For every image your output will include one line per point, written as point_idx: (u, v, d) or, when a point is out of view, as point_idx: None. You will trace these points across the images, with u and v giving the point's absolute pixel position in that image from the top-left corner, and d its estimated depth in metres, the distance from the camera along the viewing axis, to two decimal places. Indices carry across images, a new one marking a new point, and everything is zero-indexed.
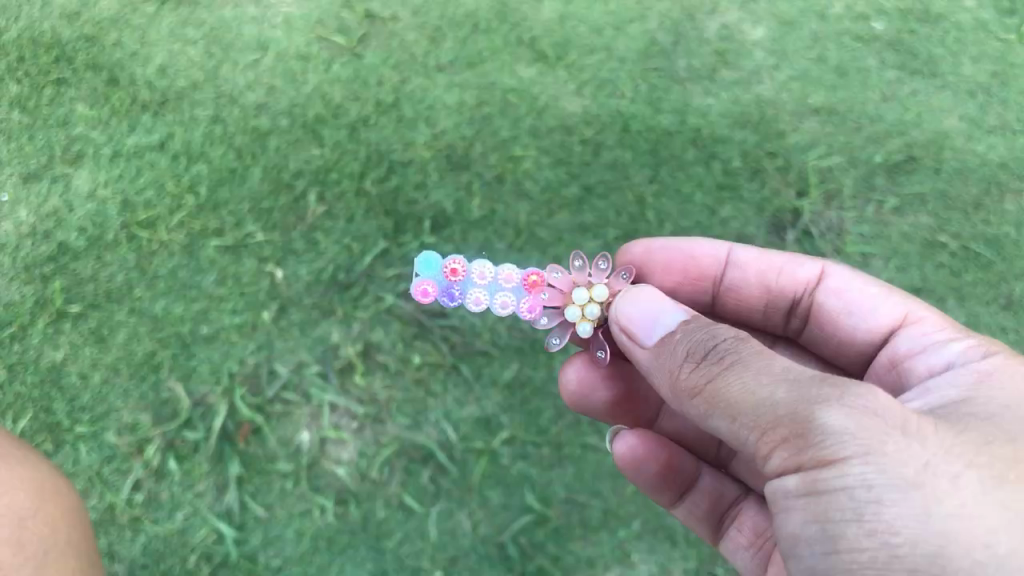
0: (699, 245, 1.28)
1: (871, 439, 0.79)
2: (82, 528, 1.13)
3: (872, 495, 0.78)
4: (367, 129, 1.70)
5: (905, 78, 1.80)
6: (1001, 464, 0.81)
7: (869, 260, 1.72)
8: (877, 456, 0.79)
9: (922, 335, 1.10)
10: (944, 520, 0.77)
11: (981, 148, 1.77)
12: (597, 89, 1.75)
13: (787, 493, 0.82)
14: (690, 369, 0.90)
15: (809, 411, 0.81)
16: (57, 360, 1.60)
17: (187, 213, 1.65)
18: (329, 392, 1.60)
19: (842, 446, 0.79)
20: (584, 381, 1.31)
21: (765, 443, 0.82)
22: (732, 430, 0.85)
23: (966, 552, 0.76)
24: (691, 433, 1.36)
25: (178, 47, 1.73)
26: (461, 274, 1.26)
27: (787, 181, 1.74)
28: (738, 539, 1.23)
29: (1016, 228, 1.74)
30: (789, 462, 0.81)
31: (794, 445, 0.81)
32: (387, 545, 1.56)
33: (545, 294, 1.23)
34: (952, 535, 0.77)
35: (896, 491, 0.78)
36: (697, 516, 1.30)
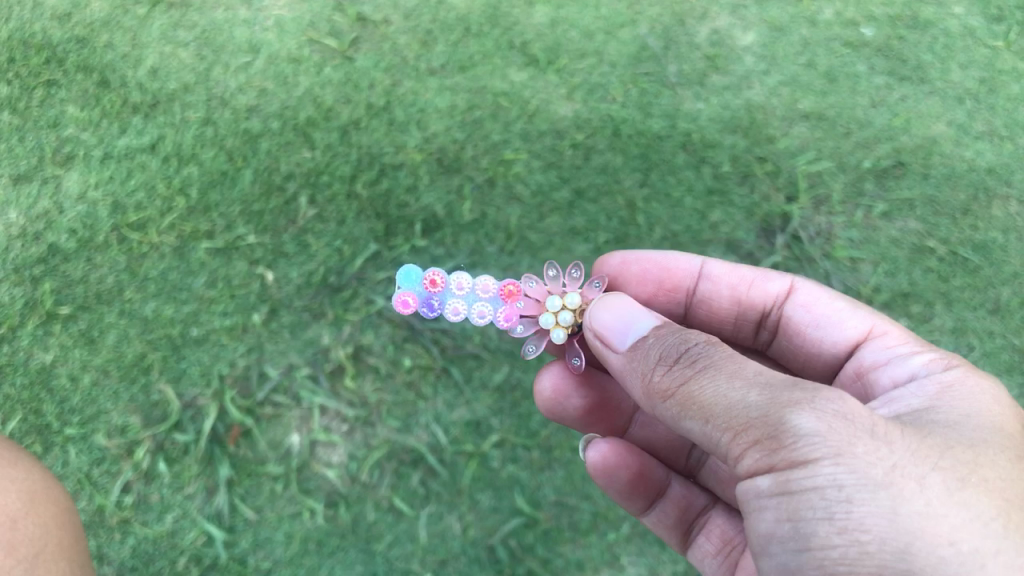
0: (674, 258, 1.30)
1: (841, 440, 0.80)
2: (72, 530, 1.13)
3: (842, 495, 0.79)
4: (358, 132, 1.70)
5: (894, 84, 1.81)
6: (965, 467, 0.82)
7: (858, 264, 1.72)
8: (847, 457, 0.79)
9: (886, 348, 1.10)
10: (912, 519, 0.77)
11: (970, 154, 1.77)
12: (588, 93, 1.76)
13: (760, 493, 0.83)
14: (664, 372, 0.91)
15: (780, 413, 0.81)
16: (47, 361, 1.59)
17: (178, 216, 1.66)
18: (319, 394, 1.60)
19: (813, 448, 0.79)
20: (558, 390, 1.32)
21: (738, 445, 0.83)
22: (705, 431, 0.86)
23: (932, 550, 0.76)
24: (662, 442, 1.37)
25: (169, 49, 1.74)
26: (440, 285, 1.27)
27: (777, 185, 1.75)
28: (706, 548, 1.25)
29: (1004, 233, 1.74)
30: (760, 463, 0.82)
31: (766, 447, 0.81)
32: (377, 548, 1.56)
33: (521, 303, 1.23)
34: (919, 532, 0.77)
35: (866, 491, 0.78)
36: (666, 525, 1.31)
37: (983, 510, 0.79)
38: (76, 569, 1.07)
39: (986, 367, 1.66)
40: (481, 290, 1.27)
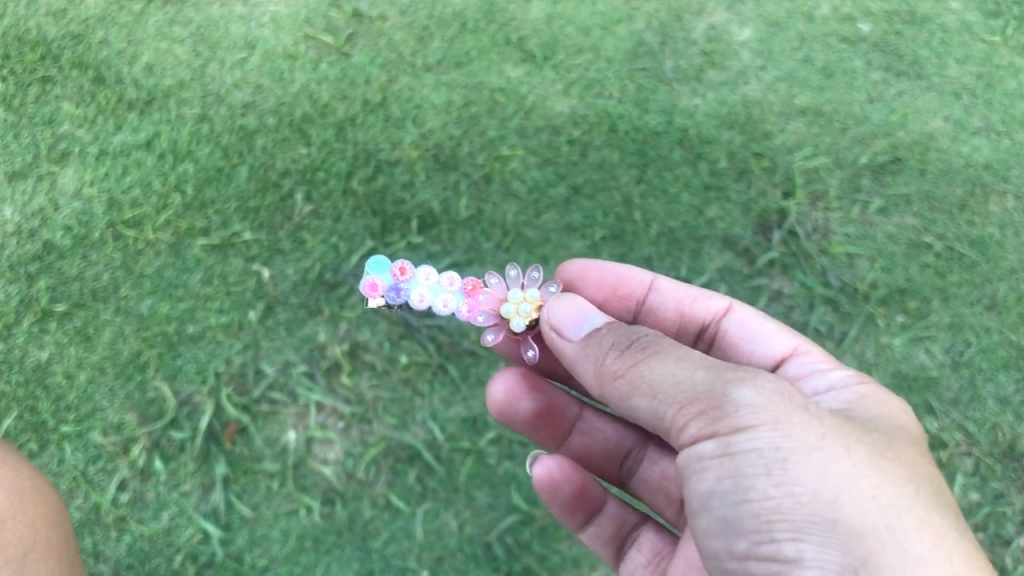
0: (630, 269, 1.34)
1: (776, 411, 0.91)
2: (62, 529, 1.12)
3: (779, 455, 0.89)
4: (354, 129, 1.70)
5: (891, 80, 1.81)
6: (877, 442, 0.94)
7: (855, 260, 1.72)
8: (781, 424, 0.90)
9: (808, 363, 1.16)
10: (837, 476, 0.88)
11: (967, 150, 1.77)
12: (585, 89, 1.75)
13: (700, 458, 0.92)
14: (615, 356, 1.02)
15: (723, 388, 0.93)
16: (43, 359, 1.59)
17: (173, 213, 1.65)
18: (316, 391, 1.59)
19: (753, 416, 0.90)
20: (512, 392, 1.33)
21: (685, 415, 0.93)
22: (653, 408, 0.96)
23: (856, 501, 0.87)
24: (599, 455, 1.40)
25: (165, 45, 1.74)
26: (408, 274, 1.28)
27: (774, 181, 1.74)
28: (638, 560, 1.31)
29: (1001, 229, 1.74)
30: (703, 430, 0.92)
31: (710, 416, 0.91)
32: (374, 545, 1.56)
33: (484, 296, 1.25)
34: (844, 487, 0.88)
35: (799, 452, 0.89)
36: (601, 539, 1.36)
37: (894, 474, 0.91)
38: (65, 570, 1.07)
39: (980, 363, 1.67)
40: (446, 284, 1.29)
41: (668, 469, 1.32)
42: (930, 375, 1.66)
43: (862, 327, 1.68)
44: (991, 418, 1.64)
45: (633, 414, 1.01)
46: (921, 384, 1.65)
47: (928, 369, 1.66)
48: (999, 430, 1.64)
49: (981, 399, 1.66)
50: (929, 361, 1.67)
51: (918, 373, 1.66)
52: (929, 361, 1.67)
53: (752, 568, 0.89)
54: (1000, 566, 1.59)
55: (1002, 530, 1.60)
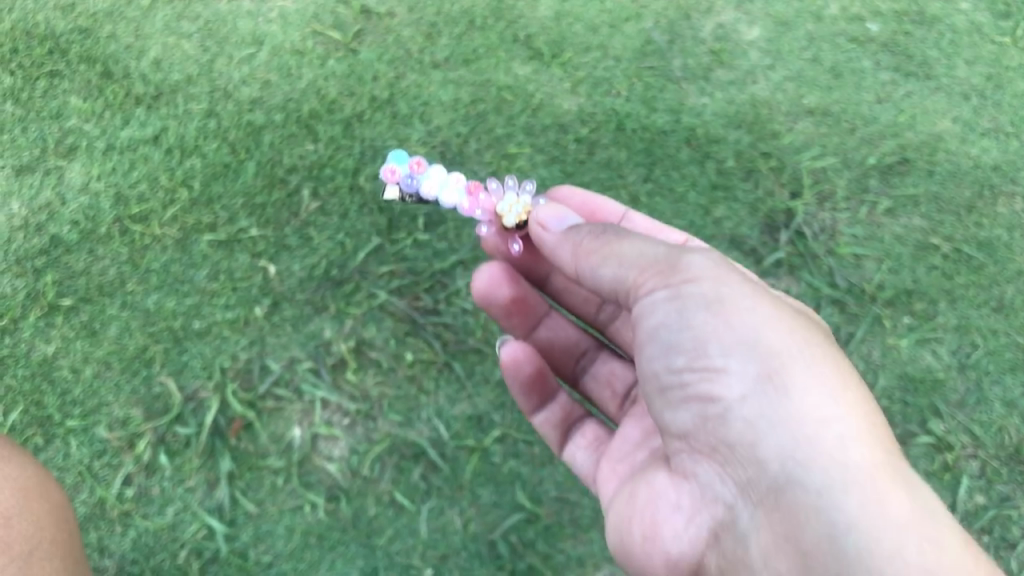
0: (608, 200, 1.46)
1: (719, 270, 1.07)
2: (67, 526, 1.12)
3: (719, 297, 1.05)
4: (361, 125, 1.70)
5: (900, 80, 1.81)
6: (799, 310, 1.11)
7: (862, 261, 1.71)
8: (723, 278, 1.07)
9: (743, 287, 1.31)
10: (765, 316, 1.04)
11: (975, 151, 1.77)
12: (593, 87, 1.76)
13: (653, 305, 1.07)
14: (589, 237, 1.15)
15: (679, 254, 1.09)
16: (49, 354, 1.58)
17: (181, 208, 1.65)
18: (321, 387, 1.58)
19: (699, 271, 1.07)
20: (495, 282, 1.41)
21: (645, 274, 1.08)
22: (617, 274, 1.11)
23: (778, 335, 1.03)
24: (558, 353, 1.48)
25: (173, 40, 1.75)
26: (422, 169, 1.47)
27: (782, 181, 1.74)
28: (580, 443, 1.38)
29: (1009, 231, 1.73)
30: (659, 284, 1.07)
31: (665, 272, 1.07)
32: (379, 543, 1.53)
33: (483, 196, 1.43)
34: (770, 325, 1.03)
35: (736, 297, 1.05)
36: (551, 424, 1.42)
37: (812, 327, 1.07)
38: (70, 568, 1.07)
39: (987, 365, 1.65)
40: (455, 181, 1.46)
41: (617, 372, 1.44)
42: (936, 377, 1.64)
43: (869, 328, 1.66)
44: (998, 421, 1.62)
45: (599, 285, 1.15)
46: (927, 386, 1.64)
47: (934, 371, 1.65)
48: (1005, 433, 1.62)
49: (987, 401, 1.63)
50: (936, 363, 1.65)
51: (924, 375, 1.64)
52: (935, 363, 1.65)
53: (689, 381, 1.03)
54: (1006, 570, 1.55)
55: (1007, 534, 1.57)
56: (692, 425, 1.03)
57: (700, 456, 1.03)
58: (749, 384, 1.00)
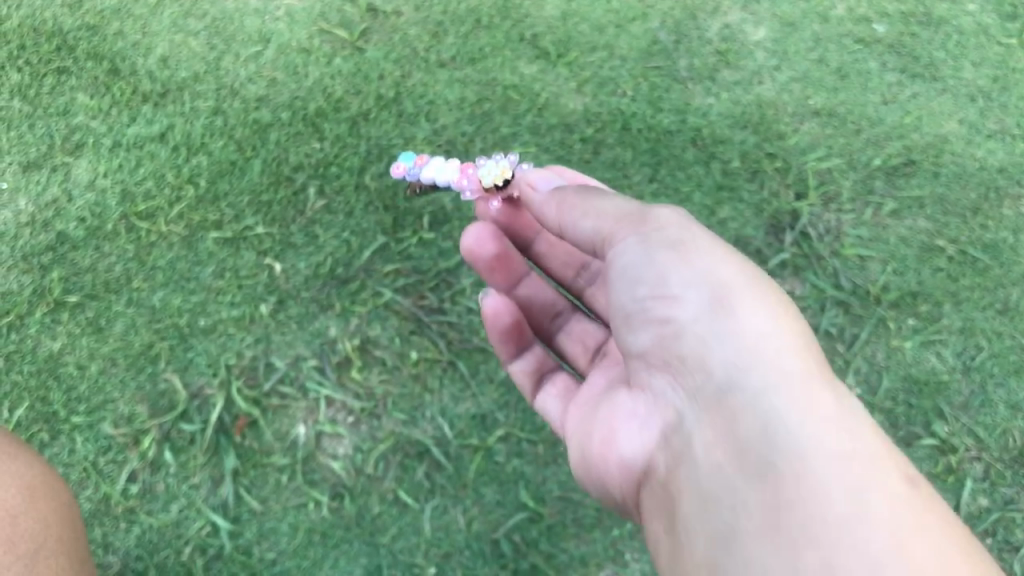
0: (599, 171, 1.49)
1: (688, 219, 1.11)
2: (72, 523, 1.12)
3: (685, 241, 1.08)
4: (367, 123, 1.71)
5: (906, 81, 1.81)
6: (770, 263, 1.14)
7: (867, 262, 1.71)
8: (692, 225, 1.10)
9: None
10: (728, 259, 1.07)
11: (981, 153, 1.77)
12: (598, 87, 1.76)
13: (622, 251, 1.10)
14: (572, 192, 1.18)
15: (650, 207, 1.13)
16: (55, 350, 1.59)
17: (187, 205, 1.66)
18: (326, 385, 1.58)
19: (669, 220, 1.10)
20: (482, 239, 1.43)
21: (615, 221, 1.12)
22: (591, 225, 1.15)
23: (738, 275, 1.06)
24: (537, 311, 1.48)
25: (180, 38, 1.76)
26: (423, 160, 1.59)
27: (787, 182, 1.74)
28: (552, 392, 1.38)
29: (1014, 233, 1.72)
30: (627, 231, 1.10)
31: (634, 220, 1.11)
32: (382, 541, 1.52)
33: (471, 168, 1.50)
34: (732, 268, 1.06)
35: (702, 242, 1.08)
36: (525, 375, 1.42)
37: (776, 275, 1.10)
38: (74, 565, 1.08)
39: (992, 367, 1.64)
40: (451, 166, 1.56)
41: (590, 330, 1.43)
42: (941, 379, 1.64)
43: (873, 330, 1.66)
44: (1003, 424, 1.61)
45: (578, 239, 1.19)
46: (931, 388, 1.63)
47: (938, 373, 1.64)
48: (1010, 436, 1.61)
49: (992, 403, 1.63)
50: (941, 365, 1.65)
51: (929, 377, 1.64)
52: (940, 364, 1.64)
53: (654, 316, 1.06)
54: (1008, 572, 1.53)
55: (1011, 536, 1.56)
56: (654, 354, 1.07)
57: (658, 381, 1.07)
58: (702, 309, 1.03)
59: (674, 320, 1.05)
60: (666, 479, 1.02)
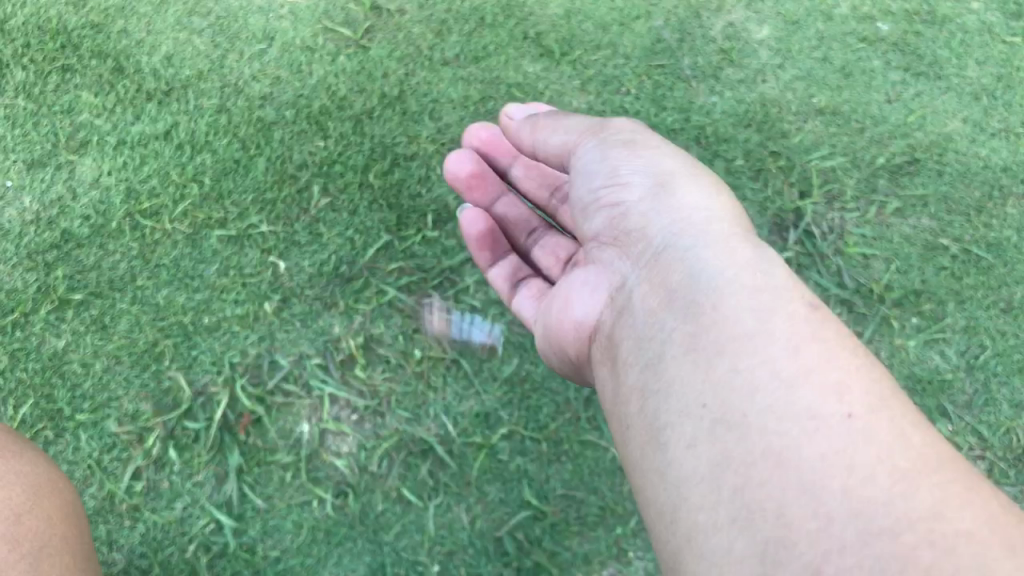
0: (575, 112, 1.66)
1: (644, 133, 1.38)
2: (73, 525, 1.10)
3: (636, 146, 1.35)
4: (371, 121, 1.72)
5: (910, 79, 1.81)
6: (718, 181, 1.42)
7: (870, 261, 1.71)
8: (645, 137, 1.37)
9: None
10: (674, 159, 1.34)
11: (984, 152, 1.77)
12: (602, 85, 1.77)
13: (584, 150, 1.37)
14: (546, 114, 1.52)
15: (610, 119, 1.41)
16: (59, 348, 1.59)
17: (191, 203, 1.66)
18: (330, 383, 1.58)
19: (627, 130, 1.38)
20: (462, 158, 1.63)
21: (581, 133, 1.39)
22: (560, 137, 1.43)
23: (679, 169, 1.33)
24: (509, 227, 1.68)
25: (185, 36, 1.76)
26: None
27: (791, 181, 1.74)
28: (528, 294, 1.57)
29: (1018, 232, 1.72)
30: (590, 137, 1.38)
31: (595, 130, 1.39)
32: (385, 538, 1.52)
33: None
34: (678, 167, 1.33)
35: (652, 148, 1.35)
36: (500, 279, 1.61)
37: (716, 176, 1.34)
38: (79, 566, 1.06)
39: (996, 367, 1.64)
40: None
41: (562, 243, 1.63)
42: (945, 377, 1.63)
43: (877, 329, 1.66)
44: (1007, 423, 1.61)
45: (549, 154, 1.47)
46: (934, 387, 1.63)
47: (942, 372, 1.64)
48: (1014, 435, 1.61)
49: (995, 402, 1.63)
50: (944, 364, 1.64)
51: (933, 375, 1.64)
52: (944, 363, 1.65)
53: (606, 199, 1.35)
54: None
55: None
56: (606, 228, 1.35)
57: (607, 250, 1.34)
58: (645, 191, 1.30)
59: (646, 221, 1.28)
60: (611, 324, 1.26)
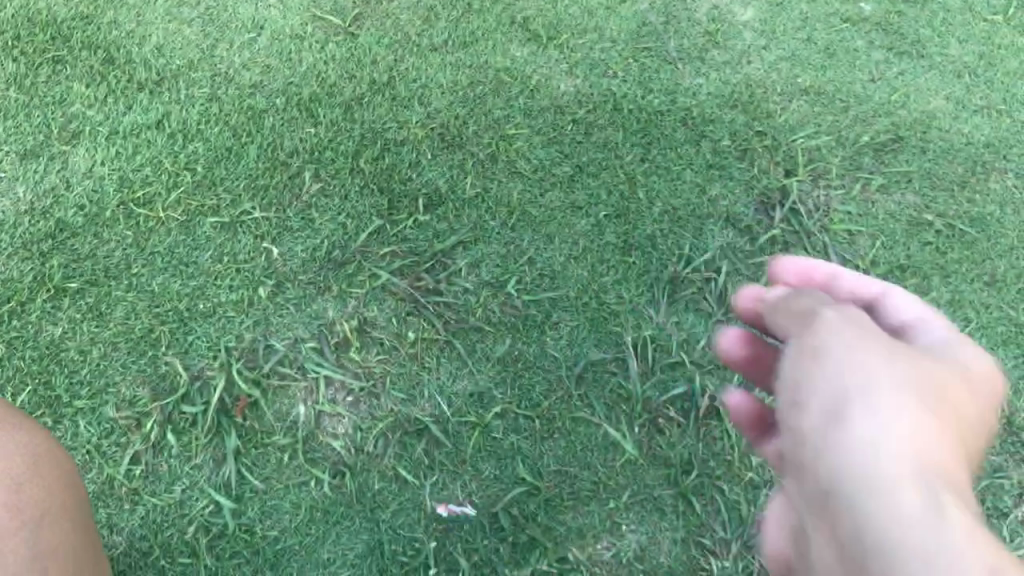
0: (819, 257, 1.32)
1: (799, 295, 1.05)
2: (82, 515, 1.06)
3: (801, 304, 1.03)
4: (361, 108, 1.76)
5: (893, 58, 1.84)
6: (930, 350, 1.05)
7: (855, 237, 1.73)
8: (806, 295, 1.06)
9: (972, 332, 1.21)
10: (834, 316, 0.99)
11: (968, 129, 1.79)
12: (589, 69, 1.81)
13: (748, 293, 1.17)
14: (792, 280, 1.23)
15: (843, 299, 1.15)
16: (56, 335, 1.60)
17: (183, 191, 1.69)
18: (325, 365, 1.58)
19: (803, 294, 1.05)
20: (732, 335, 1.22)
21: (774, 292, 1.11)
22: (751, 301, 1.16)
23: (843, 330, 0.96)
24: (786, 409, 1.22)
25: (174, 26, 1.80)
26: None
27: (777, 160, 1.77)
28: None
29: (1001, 208, 1.75)
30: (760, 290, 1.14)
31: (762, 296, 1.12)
32: (383, 516, 1.51)
33: None
34: (840, 325, 0.97)
35: (816, 303, 1.03)
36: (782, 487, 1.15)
37: (898, 350, 0.96)
38: (80, 536, 1.03)
39: (980, 339, 1.66)
40: None
41: None
42: None
43: None
44: None
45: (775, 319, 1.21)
46: None
47: None
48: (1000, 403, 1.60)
49: None
50: None
51: None
52: None
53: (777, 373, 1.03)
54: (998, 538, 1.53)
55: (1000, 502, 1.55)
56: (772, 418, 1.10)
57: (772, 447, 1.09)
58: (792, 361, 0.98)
59: (799, 401, 0.94)
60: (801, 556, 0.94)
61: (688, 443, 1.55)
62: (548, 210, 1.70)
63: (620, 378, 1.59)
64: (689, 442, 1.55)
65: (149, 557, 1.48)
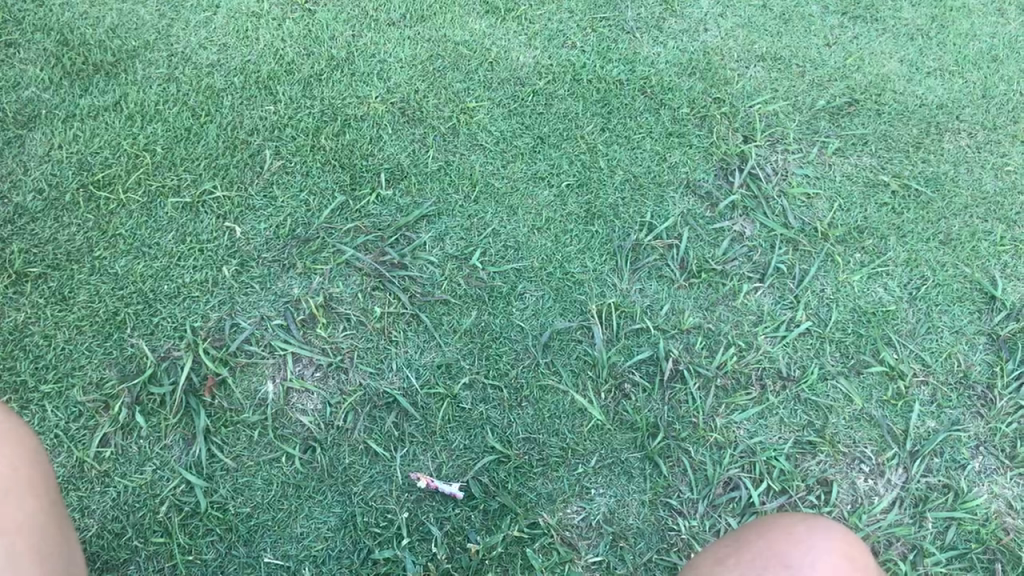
0: None
1: None
2: (73, 555, 1.02)
3: None
4: (321, 85, 1.80)
5: (847, 23, 1.95)
6: None
7: (813, 200, 1.76)
8: None
9: None
10: None
11: (921, 91, 1.88)
12: (547, 40, 1.89)
13: None
14: None
15: None
16: (19, 321, 1.55)
17: (143, 172, 1.69)
18: (292, 343, 1.57)
19: None
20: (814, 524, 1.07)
21: None
22: None
23: None
24: None
25: (129, 7, 1.85)
26: None
27: (734, 126, 1.82)
28: None
29: (955, 166, 1.80)
30: None
31: None
32: (354, 490, 1.49)
33: None
34: None
35: None
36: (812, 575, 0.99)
37: None
38: (46, 511, 1.01)
39: (936, 297, 1.68)
40: None
41: None
42: (888, 309, 1.66)
43: (821, 266, 1.70)
44: (948, 349, 1.64)
45: None
46: (878, 318, 1.66)
47: (885, 304, 1.67)
48: (954, 359, 1.63)
49: (937, 329, 1.65)
50: (887, 295, 1.68)
51: (876, 307, 1.67)
52: (887, 295, 1.68)
53: None
54: (955, 489, 1.53)
55: (957, 454, 1.56)
56: None
57: None
58: None
59: None
60: None
61: (653, 407, 1.57)
62: (514, 180, 1.73)
63: (586, 345, 1.60)
64: (654, 406, 1.57)
65: (122, 538, 1.43)
